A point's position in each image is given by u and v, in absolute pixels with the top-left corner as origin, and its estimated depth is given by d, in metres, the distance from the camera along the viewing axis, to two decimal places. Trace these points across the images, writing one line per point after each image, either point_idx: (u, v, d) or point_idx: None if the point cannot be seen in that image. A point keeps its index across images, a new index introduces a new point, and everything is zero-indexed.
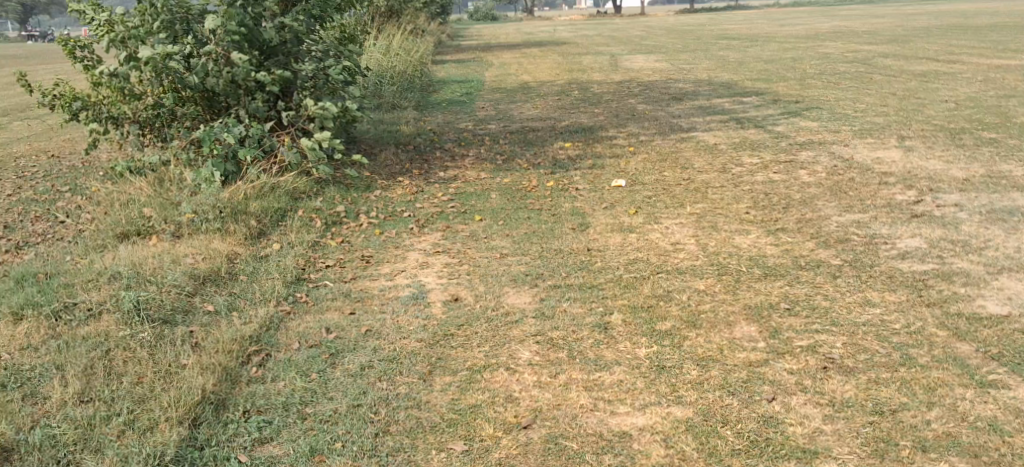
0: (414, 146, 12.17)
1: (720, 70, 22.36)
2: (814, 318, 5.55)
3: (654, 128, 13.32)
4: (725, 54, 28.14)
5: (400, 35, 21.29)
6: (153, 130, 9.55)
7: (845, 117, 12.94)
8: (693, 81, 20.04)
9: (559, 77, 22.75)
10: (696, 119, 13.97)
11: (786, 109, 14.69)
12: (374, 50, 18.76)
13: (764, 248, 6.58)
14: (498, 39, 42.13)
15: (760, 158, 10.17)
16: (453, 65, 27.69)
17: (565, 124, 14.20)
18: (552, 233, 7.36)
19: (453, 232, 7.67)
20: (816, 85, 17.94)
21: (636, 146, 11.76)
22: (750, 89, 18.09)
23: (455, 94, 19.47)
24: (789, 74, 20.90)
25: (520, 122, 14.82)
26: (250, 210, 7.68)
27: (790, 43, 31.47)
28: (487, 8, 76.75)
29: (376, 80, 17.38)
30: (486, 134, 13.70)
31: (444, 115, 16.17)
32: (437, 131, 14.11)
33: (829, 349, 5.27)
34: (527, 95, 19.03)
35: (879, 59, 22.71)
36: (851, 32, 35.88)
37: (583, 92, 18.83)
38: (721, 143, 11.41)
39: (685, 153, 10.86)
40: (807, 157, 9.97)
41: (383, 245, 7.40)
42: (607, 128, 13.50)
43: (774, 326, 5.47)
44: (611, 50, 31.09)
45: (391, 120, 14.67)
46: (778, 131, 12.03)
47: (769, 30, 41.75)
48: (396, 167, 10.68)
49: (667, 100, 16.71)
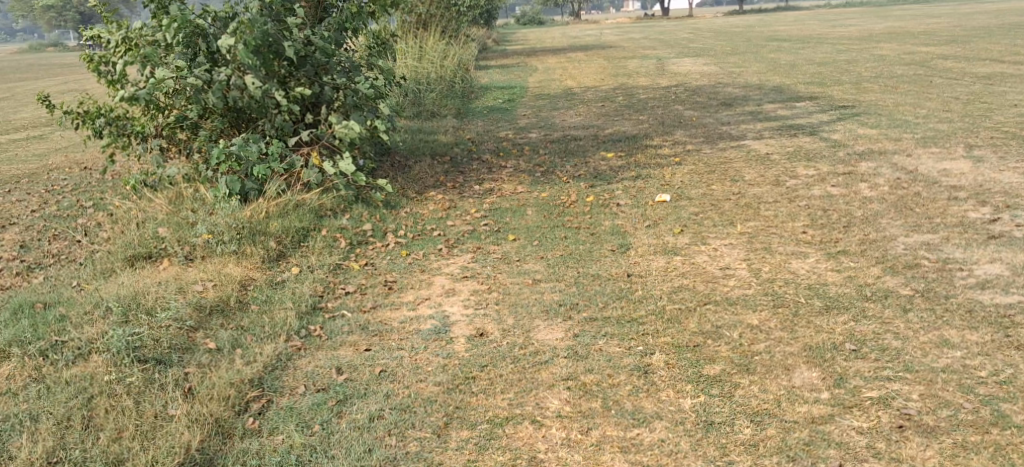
0: (450, 157, 11.67)
1: (772, 74, 21.64)
2: (885, 362, 4.96)
3: (703, 135, 12.71)
4: (777, 56, 27.36)
5: (440, 41, 20.82)
6: (177, 144, 9.09)
7: (907, 124, 12.24)
8: (744, 85, 19.37)
9: (605, 82, 22.20)
10: (747, 126, 13.34)
11: (843, 114, 14.00)
12: (414, 57, 18.39)
13: (825, 275, 5.96)
14: (544, 44, 41.71)
15: (817, 171, 9.56)
16: (498, 71, 27.28)
17: (609, 132, 13.63)
18: (590, 256, 6.79)
19: (484, 254, 7.07)
20: (874, 89, 17.18)
21: (683, 155, 11.16)
22: (803, 93, 17.40)
23: (496, 101, 18.94)
24: (844, 76, 20.16)
25: (561, 131, 14.28)
26: (269, 230, 7.07)
27: (845, 44, 30.55)
28: (533, 12, 76.20)
29: (415, 87, 17.00)
30: (526, 144, 13.17)
31: (484, 123, 15.66)
32: (476, 140, 13.60)
33: (904, 402, 4.70)
34: (570, 101, 18.46)
35: (939, 61, 21.81)
36: (907, 32, 34.89)
37: (629, 98, 18.26)
38: (773, 153, 10.78)
39: (735, 164, 10.25)
40: (867, 169, 9.34)
41: (408, 267, 6.81)
42: (653, 136, 12.93)
43: (838, 372, 4.90)
44: (660, 54, 30.47)
45: (428, 130, 14.18)
46: (835, 140, 11.38)
47: (821, 31, 40.80)
48: (429, 180, 10.16)
49: (716, 106, 16.07)
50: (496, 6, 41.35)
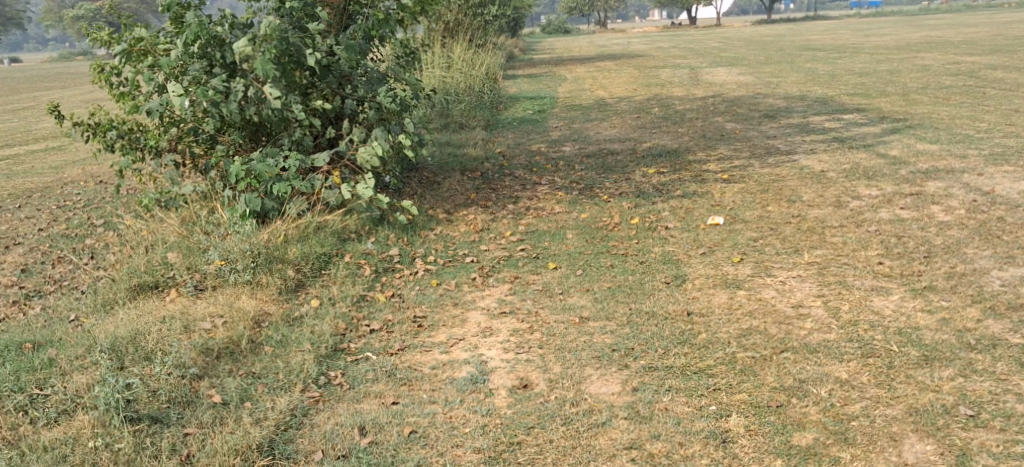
0: (481, 173, 11.01)
1: (811, 84, 21.00)
2: (1017, 433, 4.33)
3: (749, 150, 12.03)
4: (813, 65, 26.69)
5: (468, 50, 20.18)
6: (193, 159, 8.42)
7: (968, 140, 11.63)
8: (783, 96, 18.72)
9: (636, 92, 21.53)
10: (794, 139, 12.68)
11: (895, 127, 13.34)
12: (440, 66, 17.75)
13: (915, 318, 5.25)
14: (569, 53, 41.06)
15: (881, 191, 8.87)
16: (525, 81, 26.62)
17: (649, 145, 12.96)
18: (642, 289, 6.09)
19: (522, 286, 6.36)
20: (923, 100, 16.53)
21: (731, 172, 10.48)
22: (849, 104, 16.70)
23: (526, 112, 18.28)
24: (888, 87, 19.47)
25: (598, 144, 13.61)
26: (287, 256, 6.41)
27: (881, 54, 29.87)
28: (559, 20, 75.57)
29: (442, 98, 16.36)
30: (561, 158, 12.51)
31: (515, 136, 15.00)
32: (507, 153, 12.95)
33: None
34: (604, 113, 17.80)
35: (985, 71, 21.16)
36: (943, 42, 34.16)
37: (664, 109, 17.62)
38: (829, 171, 10.10)
39: (789, 183, 9.56)
40: (937, 192, 8.65)
41: (439, 298, 6.11)
42: (695, 150, 12.26)
43: (958, 446, 4.28)
44: (690, 64, 29.80)
45: (457, 143, 13.54)
46: (894, 157, 10.68)
47: (854, 39, 40.09)
48: (457, 198, 9.47)
49: (758, 118, 15.40)
50: (522, 13, 40.71)
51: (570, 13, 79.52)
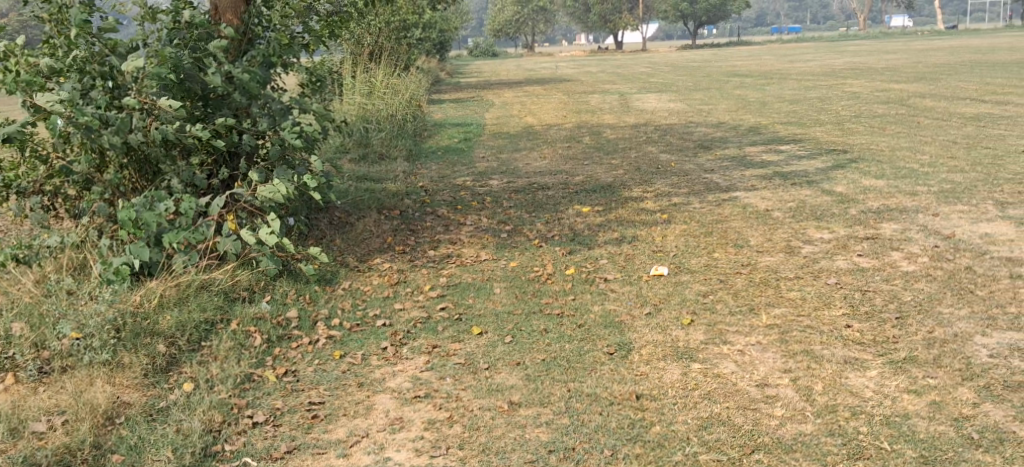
0: (399, 213, 10.12)
1: (743, 112, 20.56)
2: None
3: (686, 185, 11.34)
4: (743, 92, 26.36)
5: (390, 74, 19.24)
6: (64, 202, 7.13)
7: (913, 174, 11.10)
8: (716, 125, 18.20)
9: (565, 119, 20.84)
10: (733, 173, 12.04)
11: (835, 159, 12.80)
12: (360, 92, 16.80)
13: (901, 401, 4.58)
14: (496, 77, 40.37)
15: (834, 233, 8.21)
16: (450, 106, 25.76)
17: (581, 179, 12.21)
18: (581, 363, 5.20)
19: (443, 358, 5.46)
20: (859, 130, 16.12)
21: (669, 210, 9.78)
22: (783, 134, 16.21)
23: (451, 140, 17.41)
24: (820, 116, 19.08)
25: (526, 177, 12.82)
26: (160, 327, 5.39)
27: (809, 81, 29.75)
28: (486, 43, 74.94)
29: (361, 126, 15.43)
30: (487, 193, 11.68)
31: (439, 167, 14.12)
32: (429, 188, 12.08)
33: None
34: (532, 142, 17.03)
35: (914, 100, 20.98)
36: (867, 69, 34.32)
37: (594, 138, 16.95)
38: (774, 210, 9.43)
39: (734, 224, 8.86)
40: (893, 235, 8.01)
41: (340, 376, 5.21)
42: (630, 184, 11.53)
43: None
44: (619, 89, 29.30)
45: (376, 178, 12.62)
46: (840, 194, 10.07)
47: (779, 66, 40.19)
48: (370, 244, 8.51)
49: (693, 148, 14.78)
50: (447, 36, 39.82)
51: (498, 36, 78.96)
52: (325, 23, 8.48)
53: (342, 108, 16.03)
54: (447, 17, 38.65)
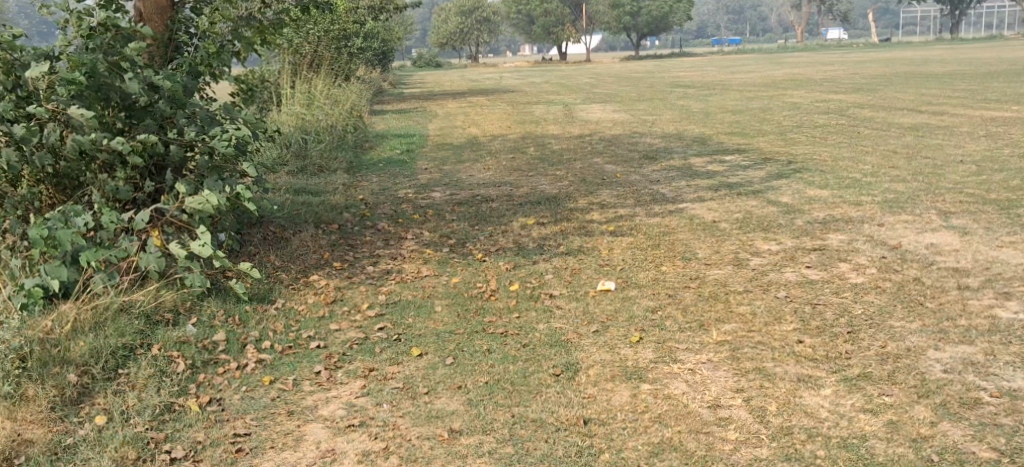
0: (339, 227, 9.82)
1: (686, 123, 20.55)
2: None
3: (632, 196, 11.18)
4: (686, 103, 26.42)
5: (331, 85, 18.90)
6: None
7: (856, 184, 11.06)
8: (660, 135, 18.14)
9: (509, 130, 20.65)
10: (679, 184, 11.91)
11: (779, 169, 12.75)
12: (298, 103, 16.45)
13: (858, 421, 4.44)
14: (440, 88, 40.15)
15: (781, 244, 8.08)
16: (393, 117, 25.46)
17: (525, 191, 12.00)
18: (525, 385, 4.97)
19: (380, 381, 5.18)
20: (802, 141, 16.14)
21: (615, 222, 9.60)
22: (727, 145, 16.17)
23: (393, 152, 17.13)
24: (763, 126, 19.12)
25: (470, 189, 12.58)
26: (72, 355, 5.10)
27: (750, 92, 29.95)
28: (430, 54, 74.68)
29: (300, 137, 15.10)
30: (429, 205, 11.42)
31: (380, 179, 13.83)
32: (369, 202, 11.79)
33: None
34: (476, 153, 16.80)
35: (854, 110, 21.15)
36: (807, 80, 34.66)
37: (538, 149, 16.77)
38: (721, 221, 9.31)
39: (681, 236, 8.70)
40: (841, 246, 7.90)
41: (269, 404, 4.94)
42: (574, 196, 11.34)
43: None
44: (563, 101, 29.23)
45: (316, 192, 12.30)
46: (786, 204, 9.97)
47: (720, 77, 40.48)
48: (306, 261, 8.20)
49: (637, 159, 14.65)
50: (389, 47, 39.51)
51: (442, 48, 78.75)
52: (257, 30, 8.18)
53: (280, 119, 15.67)
54: (389, 28, 38.35)
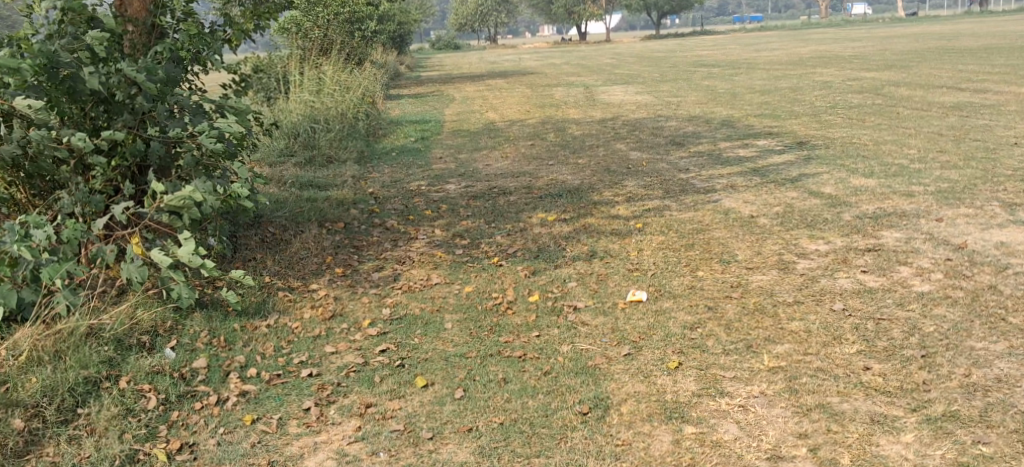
0: (344, 227, 9.14)
1: (713, 104, 19.71)
2: None
3: (659, 187, 10.42)
4: (712, 82, 25.49)
5: (342, 70, 18.20)
6: None
7: (904, 171, 10.22)
8: (686, 118, 17.32)
9: (529, 115, 19.89)
10: (709, 171, 11.14)
11: (817, 154, 11.92)
12: (307, 88, 15.79)
13: None
14: (459, 69, 39.38)
15: (829, 244, 7.29)
16: (410, 101, 24.78)
17: (544, 183, 11.26)
18: (546, 428, 4.45)
19: (378, 422, 4.61)
20: (838, 123, 15.27)
21: (643, 218, 8.85)
22: (759, 128, 15.33)
23: (407, 141, 16.46)
24: (794, 107, 18.25)
25: (486, 181, 11.87)
26: (21, 396, 4.65)
27: (779, 70, 28.95)
28: (449, 37, 73.97)
29: (307, 126, 14.46)
30: (443, 199, 10.73)
31: (391, 171, 13.16)
32: (379, 197, 11.14)
33: None
34: (494, 140, 16.07)
35: (890, 89, 20.18)
36: (835, 57, 33.60)
37: (559, 135, 16.01)
38: (759, 216, 8.55)
39: (716, 234, 7.93)
40: (897, 245, 7.10)
41: (247, 452, 4.48)
42: (597, 188, 10.61)
43: None
44: (584, 82, 28.38)
45: (322, 187, 11.65)
46: (829, 195, 9.17)
47: (745, 54, 39.38)
48: (307, 267, 7.49)
49: (664, 145, 13.86)
50: (406, 29, 38.80)
51: (461, 30, 77.95)
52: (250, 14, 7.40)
53: (288, 106, 15.01)
54: (406, 9, 37.60)
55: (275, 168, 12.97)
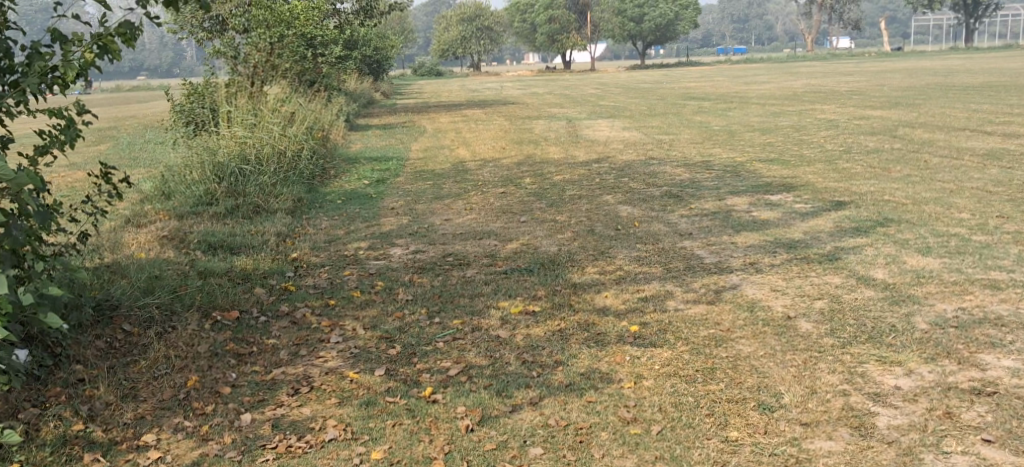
0: (236, 319, 6.86)
1: (711, 144, 17.55)
2: None
3: (658, 261, 8.18)
4: (705, 118, 23.39)
5: (288, 98, 15.91)
6: None
7: (970, 245, 8.00)
8: (682, 162, 15.13)
9: (503, 152, 17.69)
10: (719, 239, 8.92)
11: (847, 215, 9.74)
12: (241, 123, 13.52)
13: None
14: (438, 98, 37.15)
15: (912, 375, 5.01)
16: (375, 134, 22.52)
17: (512, 251, 8.99)
18: None
19: None
20: (859, 172, 13.12)
21: (640, 314, 6.59)
22: (769, 176, 13.17)
23: (359, 184, 14.19)
24: (802, 150, 16.10)
25: (441, 244, 9.61)
26: None
27: (777, 105, 26.85)
28: (431, 63, 71.96)
29: (235, 168, 12.20)
30: (383, 272, 8.47)
31: (329, 228, 10.92)
32: (303, 265, 8.86)
33: None
34: (459, 185, 13.78)
35: (905, 130, 18.09)
36: (833, 92, 31.63)
37: (535, 180, 13.79)
38: (798, 315, 6.29)
39: (743, 350, 5.65)
40: (1017, 383, 4.85)
41: None
42: (578, 261, 8.36)
43: None
44: (568, 114, 26.20)
45: (236, 252, 9.41)
46: (884, 282, 6.93)
47: (736, 87, 37.37)
48: (144, 411, 5.24)
49: (659, 198, 11.65)
50: (383, 57, 36.62)
51: (444, 57, 76.07)
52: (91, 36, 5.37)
53: (215, 144, 12.74)
54: (382, 36, 35.47)
55: (186, 223, 10.73)
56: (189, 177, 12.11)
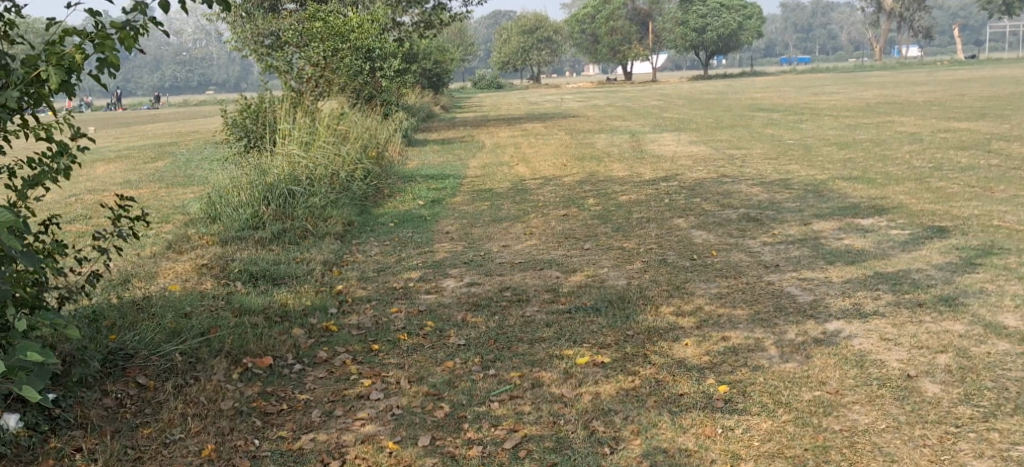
0: (269, 366, 6.06)
1: (787, 160, 16.42)
2: None
3: (743, 300, 7.20)
4: (776, 132, 22.21)
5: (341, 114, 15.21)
6: None
7: None
8: (757, 180, 14.07)
9: (564, 169, 16.81)
10: (811, 272, 7.91)
11: (954, 244, 8.66)
12: (291, 142, 12.84)
13: None
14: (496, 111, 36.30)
15: None
16: (432, 149, 21.75)
17: (577, 285, 8.09)
18: None
19: None
20: (957, 192, 11.96)
21: (728, 368, 5.66)
22: (856, 197, 12.07)
23: (413, 204, 13.41)
24: (888, 167, 14.92)
25: (498, 275, 8.75)
26: None
27: (852, 118, 25.50)
28: (490, 75, 71.21)
29: (283, 190, 11.49)
30: (434, 308, 7.62)
31: (380, 255, 10.14)
32: (347, 300, 8.05)
33: None
34: (518, 206, 12.92)
35: (999, 145, 16.77)
36: (910, 103, 30.13)
37: (600, 201, 12.88)
38: (922, 374, 5.29)
39: (858, 420, 4.84)
40: None
41: None
42: (652, 298, 7.41)
43: None
44: (631, 128, 25.15)
45: (276, 283, 8.64)
46: (1016, 332, 5.90)
47: (805, 98, 35.95)
48: None
49: (737, 223, 10.65)
50: (440, 69, 35.85)
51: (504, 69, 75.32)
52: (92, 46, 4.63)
53: (262, 164, 12.05)
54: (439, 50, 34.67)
55: (228, 249, 10.02)
56: (234, 199, 11.41)
